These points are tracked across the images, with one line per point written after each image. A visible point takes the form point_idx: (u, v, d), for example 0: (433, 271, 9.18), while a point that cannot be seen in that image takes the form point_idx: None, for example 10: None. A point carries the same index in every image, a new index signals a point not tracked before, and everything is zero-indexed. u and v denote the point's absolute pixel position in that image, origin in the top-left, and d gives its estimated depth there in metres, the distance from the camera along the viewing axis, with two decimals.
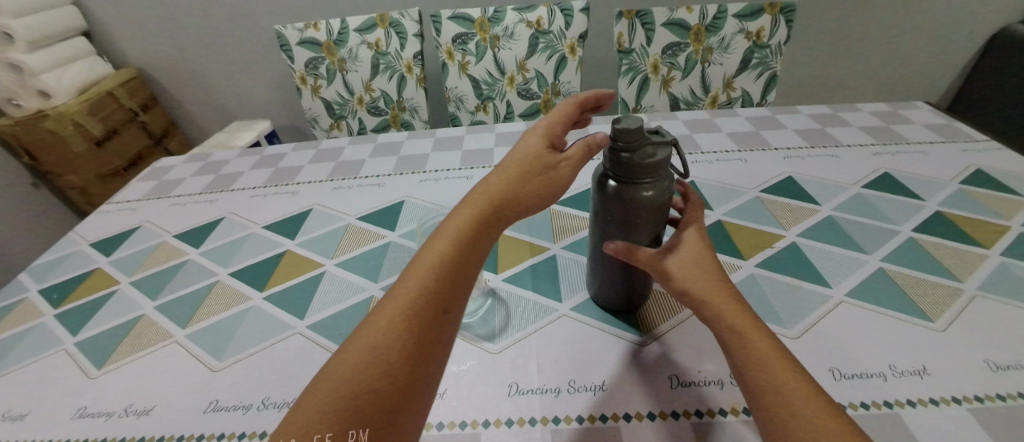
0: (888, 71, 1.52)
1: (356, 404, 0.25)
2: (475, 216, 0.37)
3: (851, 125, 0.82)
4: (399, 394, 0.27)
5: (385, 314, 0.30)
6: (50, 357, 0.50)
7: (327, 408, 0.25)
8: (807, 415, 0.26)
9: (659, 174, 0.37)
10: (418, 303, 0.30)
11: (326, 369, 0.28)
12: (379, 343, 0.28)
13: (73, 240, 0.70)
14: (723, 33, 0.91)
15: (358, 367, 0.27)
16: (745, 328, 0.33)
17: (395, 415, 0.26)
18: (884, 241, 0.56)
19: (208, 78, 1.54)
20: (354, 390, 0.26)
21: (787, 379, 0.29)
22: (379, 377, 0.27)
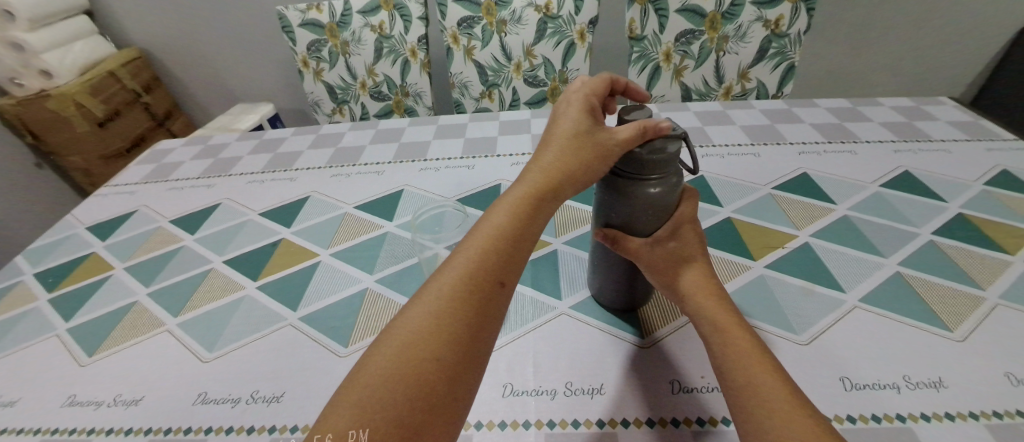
0: (912, 63, 1.45)
1: (413, 379, 0.23)
2: (528, 191, 0.35)
3: (871, 120, 0.78)
4: (457, 373, 0.24)
5: (438, 289, 0.28)
6: (43, 342, 0.49)
7: (378, 383, 0.23)
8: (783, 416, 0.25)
9: (666, 169, 0.35)
10: (474, 278, 0.29)
11: (373, 346, 0.25)
12: (436, 317, 0.26)
13: (71, 223, 0.70)
14: (740, 20, 0.87)
15: (413, 340, 0.25)
16: (732, 333, 0.32)
17: (452, 395, 0.24)
18: (902, 244, 0.53)
19: (211, 60, 1.51)
20: (408, 364, 0.24)
21: (765, 379, 0.28)
22: (436, 350, 0.25)
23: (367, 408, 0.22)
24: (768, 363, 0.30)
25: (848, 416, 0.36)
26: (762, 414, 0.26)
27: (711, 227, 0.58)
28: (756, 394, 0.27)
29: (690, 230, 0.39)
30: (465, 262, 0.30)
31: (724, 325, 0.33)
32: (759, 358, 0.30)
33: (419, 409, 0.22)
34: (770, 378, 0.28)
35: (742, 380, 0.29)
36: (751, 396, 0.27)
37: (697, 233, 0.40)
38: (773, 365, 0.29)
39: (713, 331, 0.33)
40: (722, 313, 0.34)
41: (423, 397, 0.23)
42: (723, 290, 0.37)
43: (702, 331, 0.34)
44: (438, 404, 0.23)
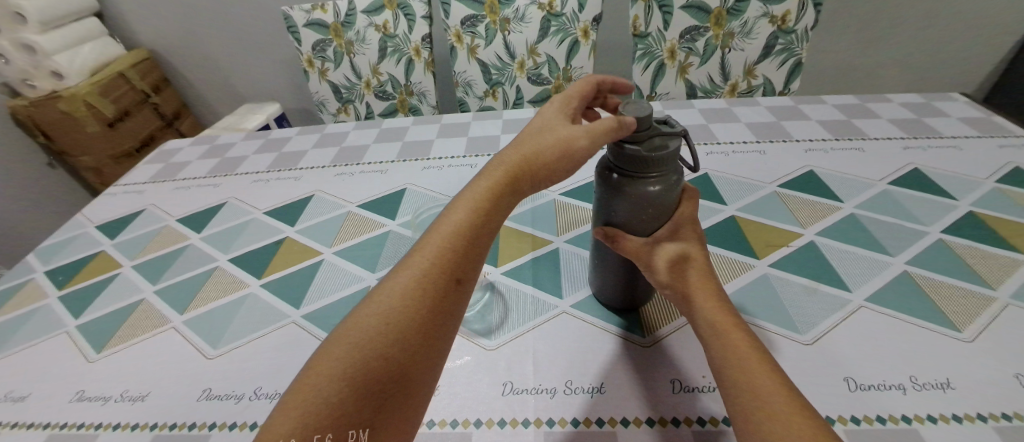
0: (924, 59, 1.42)
1: (363, 378, 0.24)
2: (492, 186, 0.35)
3: (880, 116, 0.77)
4: (408, 372, 0.25)
5: (396, 286, 0.28)
6: (52, 339, 0.50)
7: (331, 381, 0.24)
8: (784, 421, 0.25)
9: (665, 167, 0.34)
10: (432, 277, 0.29)
11: (330, 340, 0.26)
12: (393, 314, 0.27)
13: (80, 222, 0.71)
14: (746, 16, 0.85)
15: (366, 339, 0.25)
16: (728, 333, 0.31)
17: (403, 393, 0.25)
18: (910, 243, 0.53)
19: (218, 60, 1.53)
20: (360, 365, 0.24)
21: (764, 384, 0.27)
22: (389, 351, 0.25)
23: (316, 407, 0.23)
24: (765, 365, 0.29)
25: (852, 417, 0.35)
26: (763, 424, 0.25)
27: (714, 225, 0.57)
28: (756, 402, 0.26)
29: (688, 228, 0.39)
30: (425, 259, 0.30)
31: (722, 324, 0.32)
32: (758, 359, 0.29)
33: (368, 409, 0.24)
34: (768, 382, 0.27)
35: (740, 388, 0.28)
36: (750, 405, 0.27)
37: (698, 233, 0.39)
38: (770, 368, 0.28)
39: (710, 330, 0.32)
40: (719, 312, 0.33)
41: (374, 395, 0.24)
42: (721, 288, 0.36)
43: (698, 330, 0.33)
44: (387, 403, 0.24)
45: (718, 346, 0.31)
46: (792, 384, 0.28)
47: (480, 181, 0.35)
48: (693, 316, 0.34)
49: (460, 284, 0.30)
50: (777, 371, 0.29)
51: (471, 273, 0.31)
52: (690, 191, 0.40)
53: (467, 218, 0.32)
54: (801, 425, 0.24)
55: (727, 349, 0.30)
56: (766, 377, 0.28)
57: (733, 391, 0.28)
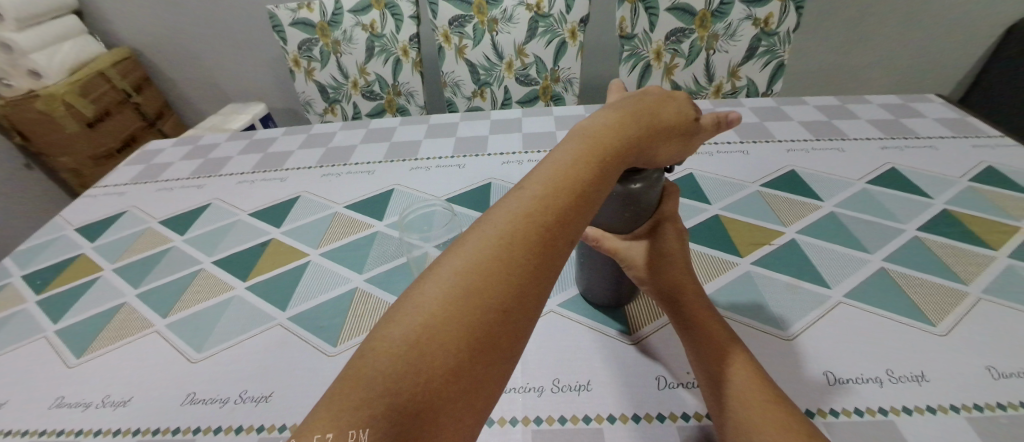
0: (903, 60, 1.46)
1: (437, 346, 0.19)
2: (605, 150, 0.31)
3: (859, 117, 0.79)
4: (489, 350, 0.21)
5: (479, 243, 0.24)
6: (32, 344, 0.51)
7: (401, 344, 0.19)
8: (758, 411, 0.28)
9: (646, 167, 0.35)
10: (526, 236, 0.24)
11: (402, 296, 0.22)
12: (479, 275, 0.22)
13: (59, 224, 0.70)
14: (730, 19, 0.87)
15: (446, 300, 0.21)
16: (709, 329, 0.34)
17: (481, 378, 0.20)
18: (886, 240, 0.54)
19: (202, 59, 1.50)
20: (443, 335, 0.20)
21: (750, 382, 0.30)
22: (476, 329, 0.21)
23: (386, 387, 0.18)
24: (750, 365, 0.32)
25: (832, 410, 0.37)
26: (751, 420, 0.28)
27: (699, 224, 0.58)
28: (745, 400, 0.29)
29: (671, 227, 0.40)
30: (518, 215, 0.25)
31: (703, 321, 0.35)
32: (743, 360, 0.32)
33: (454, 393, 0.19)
34: (754, 383, 0.30)
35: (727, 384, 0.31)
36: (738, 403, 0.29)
37: (679, 230, 0.41)
38: (753, 366, 0.32)
39: (692, 326, 0.35)
40: (700, 309, 0.36)
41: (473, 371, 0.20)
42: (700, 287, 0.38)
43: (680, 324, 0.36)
44: (468, 390, 0.19)
45: (702, 341, 0.34)
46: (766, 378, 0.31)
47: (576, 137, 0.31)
48: (677, 312, 0.37)
49: (560, 252, 0.25)
50: (753, 365, 0.32)
51: (570, 241, 0.26)
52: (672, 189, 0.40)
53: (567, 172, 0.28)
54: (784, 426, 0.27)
55: (711, 344, 0.33)
56: (753, 379, 0.30)
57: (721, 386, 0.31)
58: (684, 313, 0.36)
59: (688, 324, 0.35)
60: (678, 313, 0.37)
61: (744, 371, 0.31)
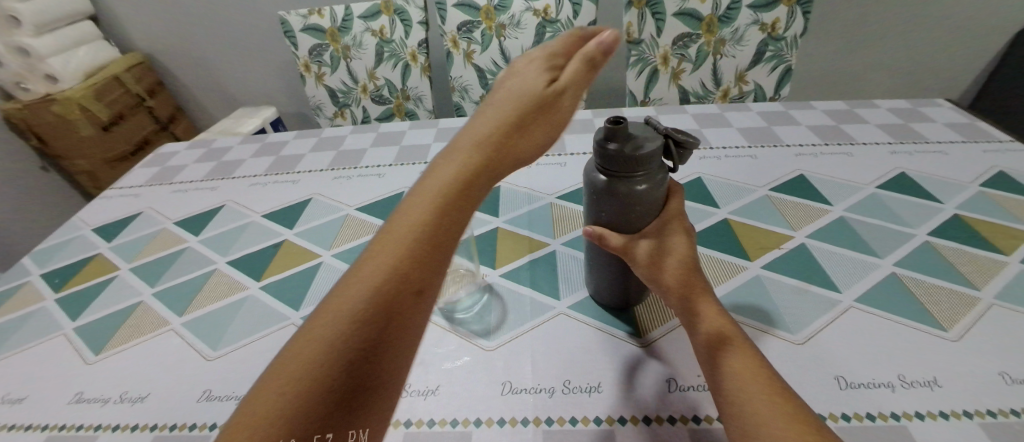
0: (910, 65, 1.45)
1: (324, 369, 0.20)
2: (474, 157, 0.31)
3: (868, 122, 0.79)
4: (382, 356, 0.22)
5: (371, 259, 0.24)
6: (51, 341, 0.52)
7: (295, 378, 0.19)
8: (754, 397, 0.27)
9: (652, 166, 0.35)
10: (409, 244, 0.25)
11: (292, 340, 0.22)
12: (362, 301, 0.22)
13: (76, 225, 0.72)
14: (736, 24, 0.87)
15: (330, 330, 0.21)
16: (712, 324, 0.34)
17: (376, 381, 0.21)
18: (896, 245, 0.54)
19: (214, 63, 1.53)
20: (328, 350, 0.20)
21: (748, 373, 0.29)
22: (364, 339, 0.21)
23: (288, 412, 0.18)
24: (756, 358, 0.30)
25: (843, 415, 0.36)
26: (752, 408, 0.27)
27: (708, 228, 0.58)
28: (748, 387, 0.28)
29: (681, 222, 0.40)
30: (400, 234, 0.25)
31: (705, 316, 0.34)
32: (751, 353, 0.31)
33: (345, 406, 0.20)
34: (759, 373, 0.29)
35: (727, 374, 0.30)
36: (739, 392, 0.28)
37: (687, 230, 0.40)
38: (759, 359, 0.30)
39: (695, 323, 0.35)
40: (702, 305, 0.35)
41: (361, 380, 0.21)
42: (707, 284, 0.38)
43: (686, 322, 0.36)
44: (360, 399, 0.20)
45: (704, 336, 0.33)
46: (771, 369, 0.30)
47: (450, 155, 0.31)
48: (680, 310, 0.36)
49: (444, 259, 0.26)
50: (759, 358, 0.31)
51: (450, 241, 0.27)
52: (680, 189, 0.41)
53: (441, 185, 0.28)
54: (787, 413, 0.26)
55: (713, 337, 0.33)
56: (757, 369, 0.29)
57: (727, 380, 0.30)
58: (688, 310, 0.36)
59: (692, 321, 0.35)
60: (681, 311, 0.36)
61: (742, 361, 0.30)
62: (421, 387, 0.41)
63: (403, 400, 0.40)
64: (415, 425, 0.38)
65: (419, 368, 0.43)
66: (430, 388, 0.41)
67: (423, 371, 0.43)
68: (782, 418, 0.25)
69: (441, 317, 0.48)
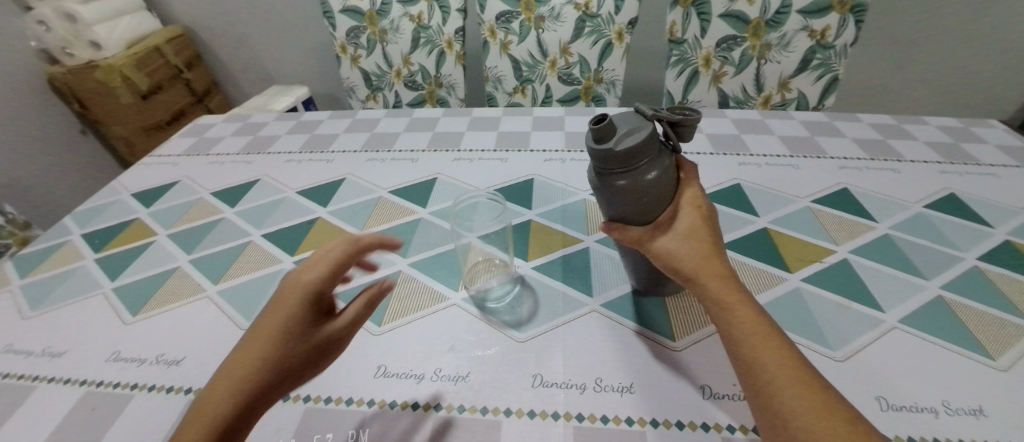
0: (957, 83, 1.40)
1: None
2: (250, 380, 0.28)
3: (916, 139, 0.76)
4: None
5: None
6: (90, 299, 0.54)
7: None
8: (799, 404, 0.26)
9: (650, 154, 0.36)
10: None
11: None
12: None
13: (116, 189, 0.74)
14: (784, 29, 0.85)
15: None
16: (737, 310, 0.31)
17: None
18: (943, 267, 0.52)
19: (249, 40, 1.55)
20: None
21: (788, 375, 0.27)
22: None
23: None
24: (798, 360, 0.29)
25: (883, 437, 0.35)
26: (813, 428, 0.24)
27: (746, 236, 0.57)
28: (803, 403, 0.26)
29: (695, 199, 0.39)
30: None
31: (727, 301, 0.32)
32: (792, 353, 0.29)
33: None
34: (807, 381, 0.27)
35: (754, 365, 0.29)
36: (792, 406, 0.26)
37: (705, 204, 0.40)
38: (802, 362, 0.28)
39: (716, 309, 0.32)
40: (724, 287, 0.33)
41: None
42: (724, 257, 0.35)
43: (704, 306, 0.33)
44: None
45: (728, 325, 0.31)
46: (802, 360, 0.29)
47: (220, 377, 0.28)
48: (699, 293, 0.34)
49: None
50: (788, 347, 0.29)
51: None
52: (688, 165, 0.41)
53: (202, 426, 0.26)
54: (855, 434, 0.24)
55: (740, 328, 0.30)
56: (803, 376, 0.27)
57: (772, 387, 0.27)
58: (708, 292, 0.33)
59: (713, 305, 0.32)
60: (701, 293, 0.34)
61: (777, 357, 0.28)
62: (451, 373, 0.41)
63: (433, 384, 0.40)
64: (445, 410, 0.38)
65: (450, 353, 0.43)
66: (460, 374, 0.41)
67: (453, 357, 0.43)
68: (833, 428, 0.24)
69: (472, 305, 0.48)
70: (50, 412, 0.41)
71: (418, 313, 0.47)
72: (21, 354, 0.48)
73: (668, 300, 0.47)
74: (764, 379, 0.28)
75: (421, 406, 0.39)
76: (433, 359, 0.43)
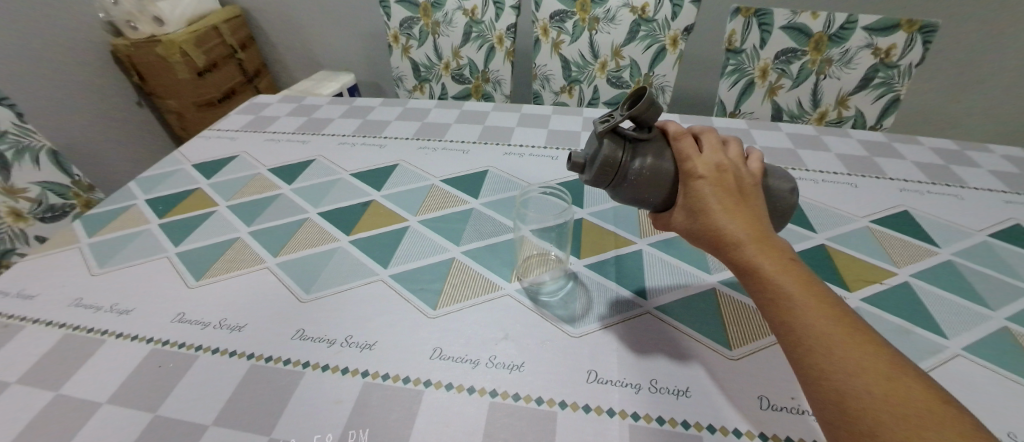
0: (1017, 111, 1.34)
1: None
2: None
3: (980, 166, 0.73)
4: None
5: None
6: (155, 262, 0.56)
7: None
8: (838, 367, 0.25)
9: (622, 157, 0.38)
10: None
11: None
12: None
13: (178, 159, 0.77)
14: (848, 45, 0.83)
15: None
16: (767, 273, 0.30)
17: None
18: (1011, 298, 0.50)
19: (299, 25, 1.59)
20: None
21: (824, 337, 0.26)
22: None
23: None
24: (845, 324, 0.27)
25: None
26: (887, 419, 0.22)
27: (802, 251, 0.56)
28: (875, 391, 0.23)
29: (700, 168, 0.36)
30: None
31: (753, 266, 0.31)
32: (857, 334, 0.26)
33: None
34: (884, 365, 0.24)
35: (789, 330, 0.28)
36: (860, 396, 0.23)
37: (719, 165, 0.36)
38: (860, 336, 0.26)
39: (746, 276, 0.31)
40: (751, 251, 0.31)
41: None
42: (752, 217, 0.34)
43: (737, 273, 0.32)
44: None
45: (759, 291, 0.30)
46: (840, 317, 0.27)
47: None
48: (727, 261, 0.33)
49: None
50: (824, 305, 0.28)
51: None
52: (674, 128, 0.39)
53: None
54: (952, 429, 0.21)
55: (771, 293, 0.29)
56: (876, 358, 0.24)
57: (824, 370, 0.25)
58: (735, 259, 0.32)
59: (743, 272, 0.32)
60: (729, 261, 0.33)
61: (809, 319, 0.27)
62: (505, 361, 0.42)
63: (488, 370, 0.41)
64: (500, 396, 0.39)
65: (504, 342, 0.44)
66: (515, 363, 0.42)
67: (507, 346, 0.43)
68: (874, 386, 0.23)
69: (526, 297, 0.49)
70: (121, 364, 0.44)
71: (473, 300, 0.48)
72: (91, 308, 0.50)
73: (723, 308, 0.47)
74: (803, 349, 0.26)
75: (476, 390, 0.39)
76: (487, 347, 0.43)
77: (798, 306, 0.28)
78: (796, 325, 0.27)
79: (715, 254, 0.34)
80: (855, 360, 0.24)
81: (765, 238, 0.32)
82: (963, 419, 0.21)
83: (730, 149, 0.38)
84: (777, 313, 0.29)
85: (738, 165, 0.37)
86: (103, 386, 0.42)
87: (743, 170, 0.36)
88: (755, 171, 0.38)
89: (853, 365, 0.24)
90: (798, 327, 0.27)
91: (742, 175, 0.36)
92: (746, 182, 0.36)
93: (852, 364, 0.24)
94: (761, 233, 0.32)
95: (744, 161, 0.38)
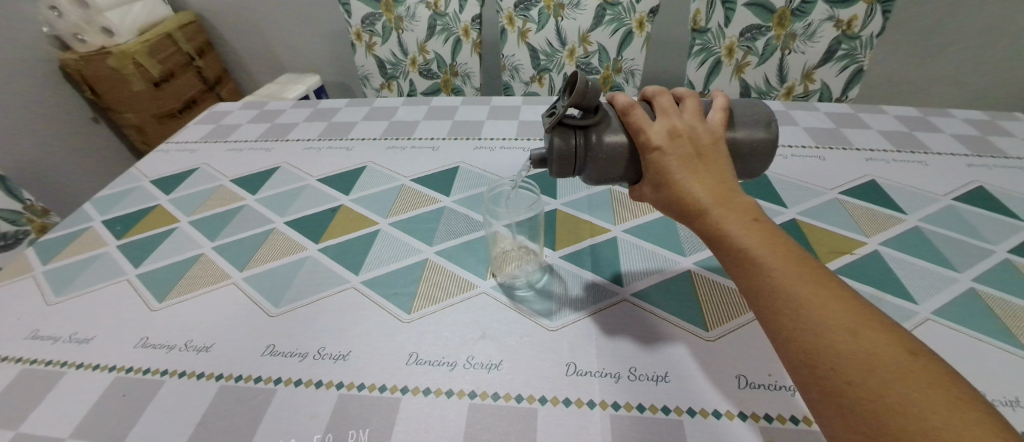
0: (976, 76, 1.38)
1: None
2: None
3: (942, 131, 0.75)
4: None
5: None
6: (116, 284, 0.54)
7: None
8: (807, 327, 0.24)
9: (574, 148, 0.39)
10: None
11: None
12: None
13: (135, 176, 0.74)
14: (810, 18, 0.83)
15: None
16: (733, 240, 0.30)
17: None
18: (975, 259, 0.51)
19: (260, 28, 1.54)
20: None
21: (793, 298, 0.26)
22: None
23: None
24: (814, 280, 0.26)
25: None
26: (858, 376, 0.22)
27: None
28: (846, 348, 0.23)
29: (654, 138, 0.35)
30: None
31: (720, 234, 0.30)
32: (827, 290, 0.25)
33: None
34: (857, 320, 0.24)
35: (761, 296, 0.27)
36: (831, 356, 0.23)
37: (673, 132, 0.35)
38: (829, 289, 0.26)
39: (715, 243, 0.31)
40: (718, 218, 0.31)
41: None
42: (715, 181, 0.33)
43: (708, 241, 0.32)
44: None
45: (729, 258, 0.30)
46: (809, 273, 0.27)
47: None
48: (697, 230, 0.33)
49: None
50: (792, 264, 0.27)
51: None
52: (621, 100, 0.38)
53: None
54: (923, 380, 0.20)
55: (740, 260, 0.29)
56: (846, 314, 0.24)
57: (796, 333, 0.25)
58: (704, 228, 0.32)
59: (713, 240, 0.31)
60: (699, 231, 0.32)
61: (779, 281, 0.27)
62: (484, 360, 0.41)
63: (466, 372, 0.40)
64: (480, 397, 0.38)
65: (482, 341, 0.43)
66: (493, 362, 0.41)
67: (485, 345, 0.43)
68: (843, 341, 0.23)
69: (502, 294, 0.48)
70: (80, 397, 0.41)
71: (448, 301, 0.48)
72: (48, 340, 0.47)
73: (700, 290, 0.47)
74: (773, 314, 0.26)
75: (456, 393, 0.39)
76: (465, 347, 0.43)
77: (767, 268, 0.27)
78: (765, 289, 0.27)
79: (686, 224, 0.34)
80: (826, 319, 0.24)
81: (729, 201, 0.32)
82: (933, 367, 0.21)
83: (684, 109, 0.38)
84: (746, 279, 0.29)
85: (695, 125, 0.36)
86: (62, 421, 0.40)
87: (700, 130, 0.36)
88: (713, 126, 0.37)
89: (823, 323, 0.24)
90: (768, 290, 0.27)
91: (700, 137, 0.36)
92: (705, 143, 0.35)
93: (823, 323, 0.24)
94: (724, 195, 0.32)
95: (701, 120, 0.37)
